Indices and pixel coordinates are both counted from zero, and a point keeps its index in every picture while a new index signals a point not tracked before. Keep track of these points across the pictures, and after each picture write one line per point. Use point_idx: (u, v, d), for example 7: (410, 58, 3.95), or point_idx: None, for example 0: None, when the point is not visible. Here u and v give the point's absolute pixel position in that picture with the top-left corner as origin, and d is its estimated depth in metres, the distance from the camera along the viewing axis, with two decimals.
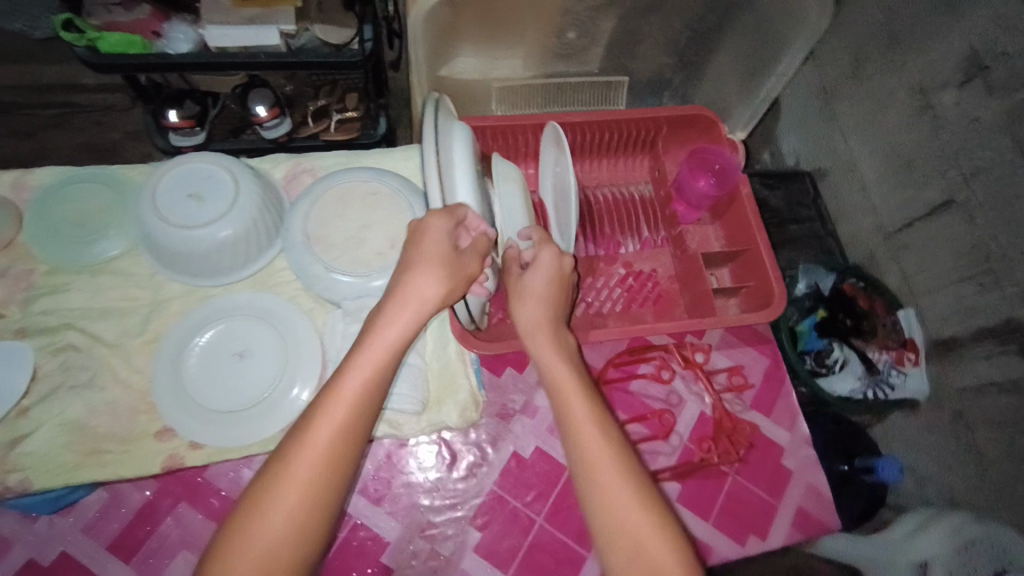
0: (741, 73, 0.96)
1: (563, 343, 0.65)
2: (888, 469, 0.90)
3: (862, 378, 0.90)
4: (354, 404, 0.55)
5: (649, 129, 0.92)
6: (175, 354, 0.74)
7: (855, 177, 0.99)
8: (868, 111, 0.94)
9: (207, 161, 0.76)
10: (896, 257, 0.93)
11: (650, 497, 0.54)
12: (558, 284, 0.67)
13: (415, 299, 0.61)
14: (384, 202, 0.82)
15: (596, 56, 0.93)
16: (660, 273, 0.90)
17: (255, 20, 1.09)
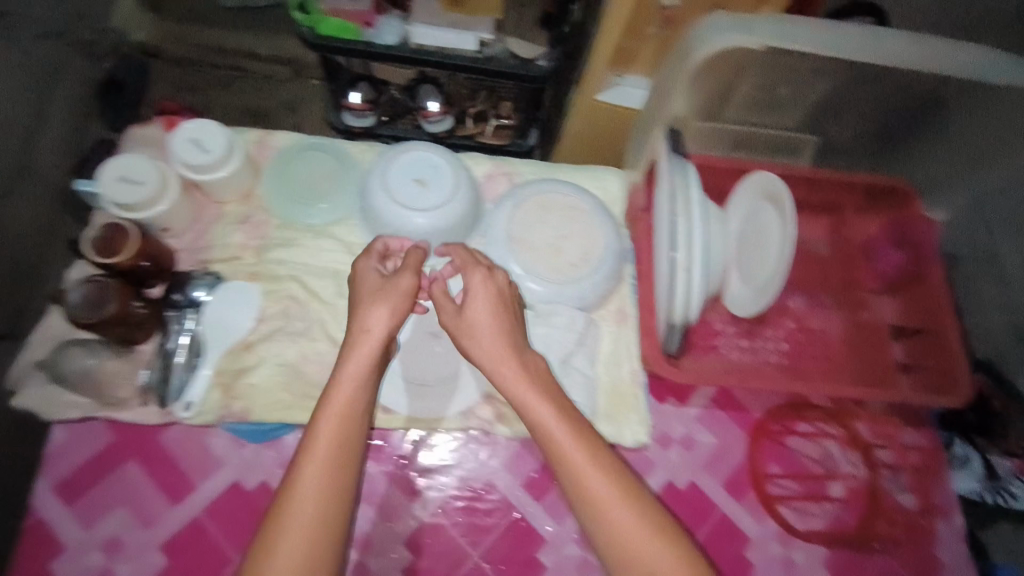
0: (949, 160, 0.93)
1: (531, 369, 0.66)
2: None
3: (982, 481, 0.83)
4: (346, 422, 0.59)
5: (842, 196, 0.93)
6: None
7: (994, 274, 0.90)
8: None
9: (434, 152, 0.81)
10: None
11: (658, 529, 0.57)
12: (502, 308, 0.69)
13: (361, 330, 0.63)
14: (582, 217, 0.85)
15: (798, 113, 0.92)
16: (831, 335, 0.89)
17: (458, 25, 1.14)
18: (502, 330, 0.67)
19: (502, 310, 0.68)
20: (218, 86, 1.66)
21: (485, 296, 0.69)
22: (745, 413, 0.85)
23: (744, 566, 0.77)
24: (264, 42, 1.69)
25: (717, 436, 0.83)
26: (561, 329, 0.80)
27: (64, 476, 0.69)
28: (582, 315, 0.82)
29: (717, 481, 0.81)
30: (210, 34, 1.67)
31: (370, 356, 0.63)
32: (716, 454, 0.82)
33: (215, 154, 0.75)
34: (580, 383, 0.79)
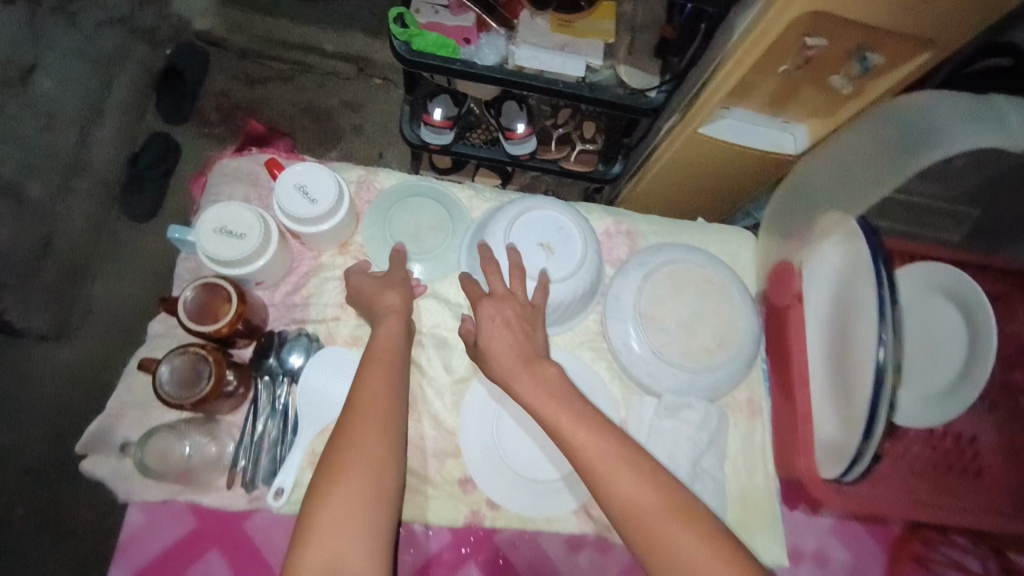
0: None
1: (545, 380, 0.60)
2: None
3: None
4: (370, 421, 0.57)
5: (1010, 284, 0.82)
6: (487, 405, 0.70)
7: None
8: None
9: (562, 212, 0.73)
10: None
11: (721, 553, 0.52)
12: (528, 325, 0.65)
13: (386, 313, 0.65)
14: (718, 293, 0.75)
15: (965, 184, 0.77)
16: (981, 441, 0.79)
17: (567, 47, 1.06)
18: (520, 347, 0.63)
19: (513, 337, 0.63)
20: (276, 79, 1.55)
21: (500, 313, 0.65)
22: (885, 527, 0.75)
23: None
24: (331, 37, 1.56)
25: (855, 553, 0.74)
26: (693, 427, 0.70)
27: (140, 565, 0.61)
28: (714, 409, 0.72)
29: None
30: (271, 26, 1.54)
31: (390, 348, 0.62)
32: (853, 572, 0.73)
33: (323, 204, 0.66)
34: (710, 488, 0.70)
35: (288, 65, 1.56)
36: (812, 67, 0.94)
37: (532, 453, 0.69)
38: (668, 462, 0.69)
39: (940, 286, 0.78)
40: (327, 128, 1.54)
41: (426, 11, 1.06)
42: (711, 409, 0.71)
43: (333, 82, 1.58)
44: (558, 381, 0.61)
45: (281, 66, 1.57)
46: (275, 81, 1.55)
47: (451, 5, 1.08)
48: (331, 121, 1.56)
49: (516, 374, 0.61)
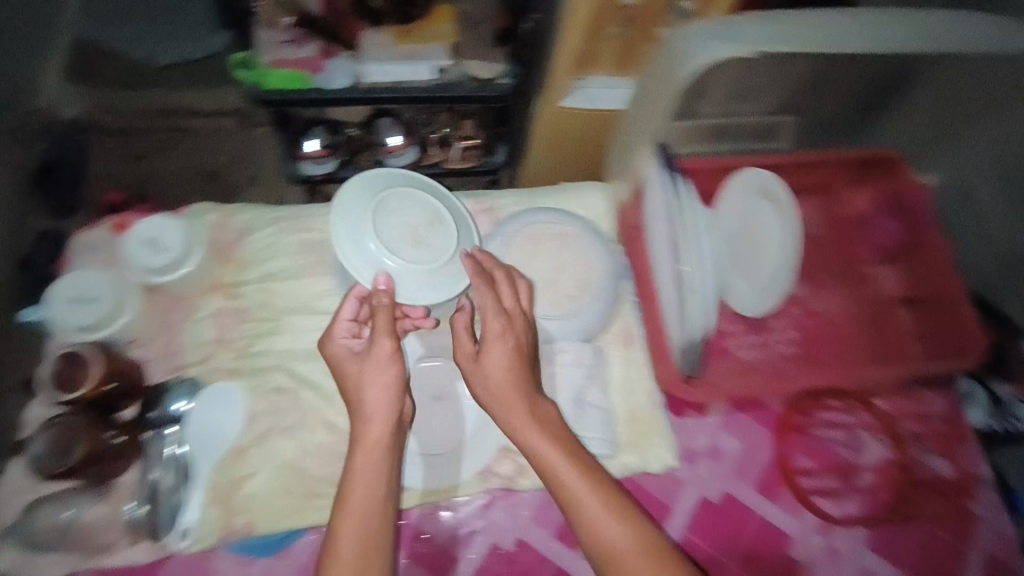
0: (933, 121, 0.91)
1: (544, 418, 0.67)
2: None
3: (991, 415, 0.85)
4: (363, 509, 0.60)
5: (830, 171, 0.91)
6: None
7: (973, 213, 0.93)
8: (998, 143, 0.88)
9: (412, 206, 0.79)
10: (1015, 291, 0.88)
11: (612, 503, 0.61)
12: (519, 357, 0.69)
13: (373, 409, 0.65)
14: (572, 243, 0.82)
15: (775, 97, 0.88)
16: (837, 314, 0.88)
17: (411, 55, 1.10)
18: (515, 379, 0.68)
19: (518, 362, 0.68)
20: (158, 150, 1.57)
21: (505, 347, 0.69)
22: (768, 410, 0.83)
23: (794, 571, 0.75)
24: (205, 97, 1.60)
25: (745, 440, 0.81)
26: (567, 366, 0.78)
27: None
28: (586, 347, 0.79)
29: (754, 488, 0.79)
30: (151, 99, 1.58)
31: (381, 443, 0.64)
32: (746, 458, 0.80)
33: (174, 251, 0.75)
34: (591, 417, 0.77)
35: (169, 132, 1.58)
36: (639, 24, 0.98)
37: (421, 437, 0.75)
38: (552, 403, 0.76)
39: (771, 188, 0.81)
40: (224, 183, 1.56)
41: (267, 49, 1.07)
42: (582, 348, 0.79)
43: (219, 139, 1.60)
44: (556, 417, 0.68)
45: (162, 135, 1.58)
46: (160, 152, 1.57)
47: (292, 37, 1.08)
48: (225, 176, 1.58)
49: (527, 421, 0.66)
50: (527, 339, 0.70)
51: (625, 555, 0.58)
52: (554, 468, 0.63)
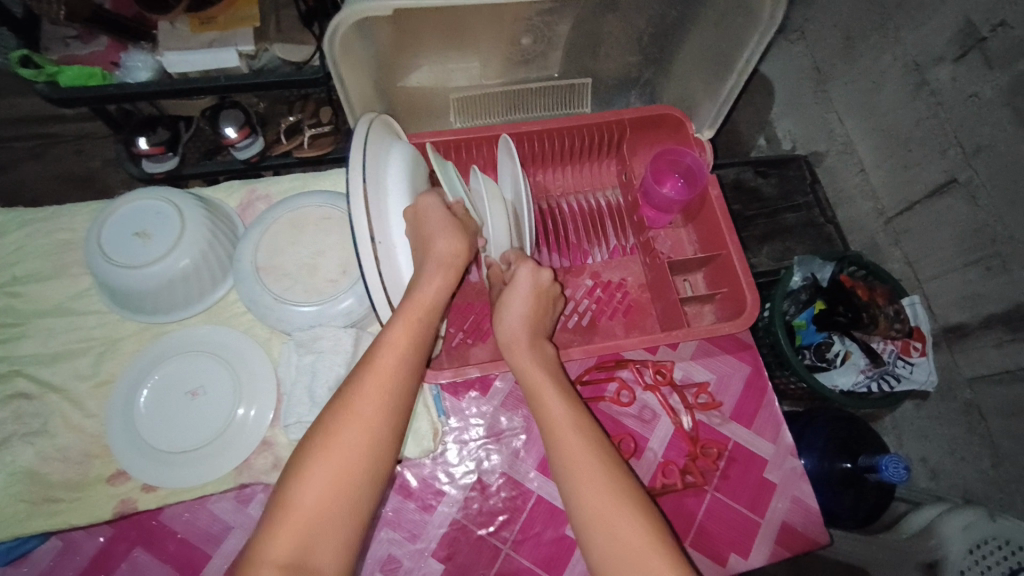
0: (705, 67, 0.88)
1: (543, 360, 0.66)
2: (892, 467, 0.89)
3: (867, 371, 0.97)
4: (383, 380, 0.57)
5: (612, 133, 0.87)
6: (126, 395, 0.73)
7: (854, 161, 1.07)
8: (861, 89, 1.02)
9: (154, 197, 0.76)
10: (896, 241, 1.03)
11: (638, 503, 0.54)
12: (542, 308, 0.70)
13: (440, 264, 0.61)
14: (338, 226, 0.81)
15: (558, 61, 0.88)
16: (629, 282, 0.86)
17: (214, 43, 1.07)
18: (531, 319, 0.68)
19: (540, 304, 0.70)
20: (29, 156, 1.49)
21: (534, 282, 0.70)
22: None
23: (569, 546, 0.73)
24: None
25: (526, 418, 0.79)
26: (327, 353, 0.75)
27: None
28: (348, 332, 0.76)
29: (531, 466, 0.77)
30: None
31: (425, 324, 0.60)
32: (528, 438, 0.78)
33: None
34: None
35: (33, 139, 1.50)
36: None
37: (170, 436, 0.72)
38: (307, 395, 0.73)
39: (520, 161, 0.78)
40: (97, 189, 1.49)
41: (55, 47, 1.07)
42: (343, 333, 0.76)
43: (90, 144, 1.52)
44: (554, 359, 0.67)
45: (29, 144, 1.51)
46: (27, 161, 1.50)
47: (80, 34, 1.09)
48: (100, 182, 1.51)
49: (520, 342, 0.66)
50: (553, 286, 0.71)
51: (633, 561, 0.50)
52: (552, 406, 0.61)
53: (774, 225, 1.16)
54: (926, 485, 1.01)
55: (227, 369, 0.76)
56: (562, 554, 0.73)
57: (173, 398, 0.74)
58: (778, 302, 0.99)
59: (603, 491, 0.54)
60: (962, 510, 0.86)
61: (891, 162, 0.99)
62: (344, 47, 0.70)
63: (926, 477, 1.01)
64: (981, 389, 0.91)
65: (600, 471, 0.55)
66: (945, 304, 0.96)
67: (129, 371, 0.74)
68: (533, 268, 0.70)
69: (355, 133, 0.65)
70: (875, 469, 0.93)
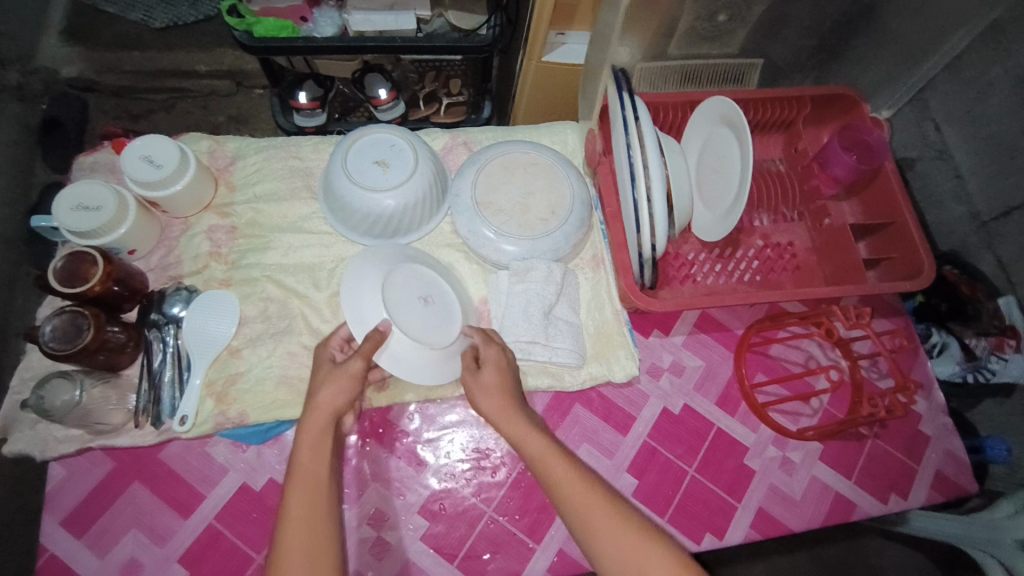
0: (894, 58, 1.01)
1: (516, 422, 0.65)
2: (997, 447, 0.96)
3: (961, 363, 0.98)
4: (313, 481, 0.57)
5: (790, 108, 0.95)
6: (361, 285, 0.75)
7: (949, 167, 1.02)
8: (966, 100, 0.97)
9: (390, 131, 0.84)
10: (988, 245, 0.98)
11: (632, 533, 0.55)
12: (504, 374, 0.70)
13: (317, 411, 0.61)
14: (544, 172, 0.88)
15: (739, 39, 0.95)
16: (796, 245, 0.93)
17: (395, 6, 1.17)
18: (500, 380, 0.68)
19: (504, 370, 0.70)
20: (160, 108, 1.41)
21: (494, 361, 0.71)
22: (729, 333, 0.89)
23: (747, 474, 0.81)
24: (202, 57, 1.43)
25: (705, 358, 0.87)
26: (540, 283, 0.82)
27: (68, 509, 0.70)
28: (557, 267, 0.84)
29: (710, 401, 0.85)
30: (149, 56, 1.41)
31: (321, 437, 0.60)
32: (707, 376, 0.86)
33: (167, 167, 0.77)
34: (563, 330, 0.83)
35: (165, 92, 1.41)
36: None
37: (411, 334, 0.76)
38: (523, 317, 0.81)
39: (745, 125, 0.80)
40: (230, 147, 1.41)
41: None
42: (554, 267, 0.84)
43: (216, 102, 1.43)
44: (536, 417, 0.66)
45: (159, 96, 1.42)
46: (157, 112, 1.40)
47: None
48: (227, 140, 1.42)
49: (503, 412, 0.66)
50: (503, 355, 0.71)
51: None
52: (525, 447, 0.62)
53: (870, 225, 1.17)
54: None
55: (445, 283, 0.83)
56: (743, 481, 0.81)
57: (403, 298, 0.77)
58: None
59: (603, 516, 0.57)
60: None
61: (992, 167, 0.95)
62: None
63: None
64: None
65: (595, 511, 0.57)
66: None
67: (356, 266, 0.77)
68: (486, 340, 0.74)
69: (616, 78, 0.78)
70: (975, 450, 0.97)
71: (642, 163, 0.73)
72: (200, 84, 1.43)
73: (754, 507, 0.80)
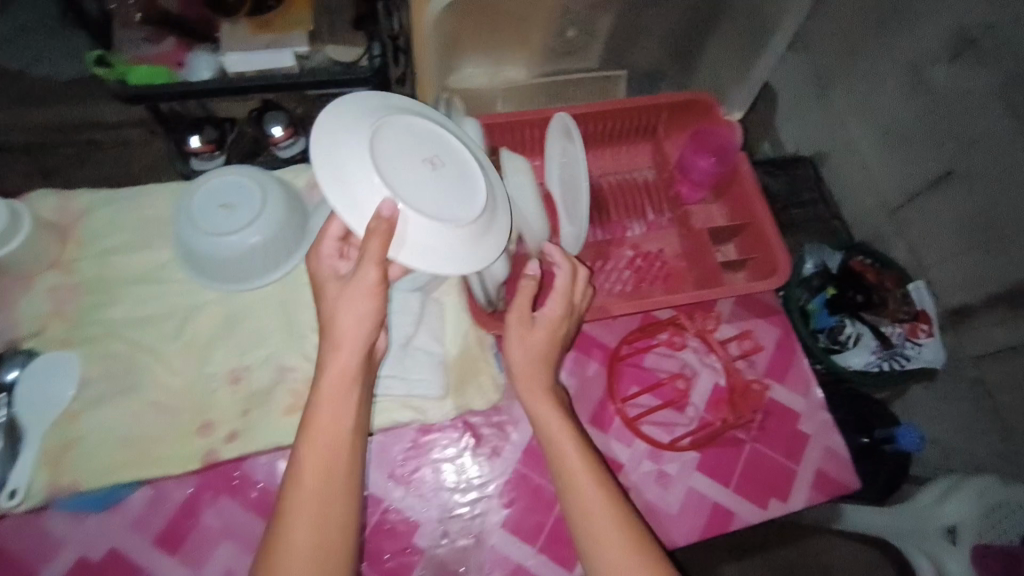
0: (733, 57, 1.00)
1: (552, 399, 0.69)
2: (910, 436, 1.03)
3: (877, 351, 1.03)
4: (335, 444, 0.60)
5: (649, 117, 0.95)
6: (359, 148, 0.63)
7: (857, 157, 1.17)
8: (862, 91, 1.12)
9: (235, 173, 0.83)
10: (900, 233, 1.10)
11: (625, 524, 0.61)
12: (546, 350, 0.71)
13: (339, 342, 0.62)
14: None
15: (596, 53, 0.95)
16: (667, 252, 0.93)
17: (271, 45, 1.14)
18: (545, 352, 0.70)
19: (546, 345, 0.70)
20: (71, 162, 1.39)
21: (547, 327, 0.70)
22: (603, 347, 0.87)
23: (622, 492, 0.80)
24: (110, 106, 1.42)
25: (578, 376, 0.85)
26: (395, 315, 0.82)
27: None
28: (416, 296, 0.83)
29: (584, 419, 0.83)
30: (55, 110, 1.40)
31: (338, 400, 0.61)
32: (579, 394, 0.85)
33: None
34: (423, 360, 0.81)
35: (78, 144, 1.39)
36: None
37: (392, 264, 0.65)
38: None
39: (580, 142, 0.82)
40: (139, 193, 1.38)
41: (127, 48, 1.14)
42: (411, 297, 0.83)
43: (130, 149, 1.41)
44: (565, 400, 0.72)
45: (71, 149, 1.40)
46: (71, 164, 1.39)
47: (149, 36, 1.15)
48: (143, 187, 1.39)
49: (532, 393, 0.69)
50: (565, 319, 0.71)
51: None
52: (543, 418, 0.68)
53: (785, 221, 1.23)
54: (938, 462, 1.10)
55: (454, 143, 0.71)
56: None
57: (406, 158, 0.65)
58: (793, 288, 1.09)
59: (602, 508, 0.62)
60: (974, 479, 0.99)
61: (893, 154, 1.08)
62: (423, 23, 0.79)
63: (939, 456, 1.10)
64: (987, 365, 0.98)
65: (591, 491, 0.63)
66: (947, 288, 1.04)
67: (351, 128, 0.64)
68: (570, 281, 0.71)
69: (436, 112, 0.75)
70: (890, 439, 1.06)
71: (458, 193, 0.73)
72: (109, 133, 1.40)
73: None
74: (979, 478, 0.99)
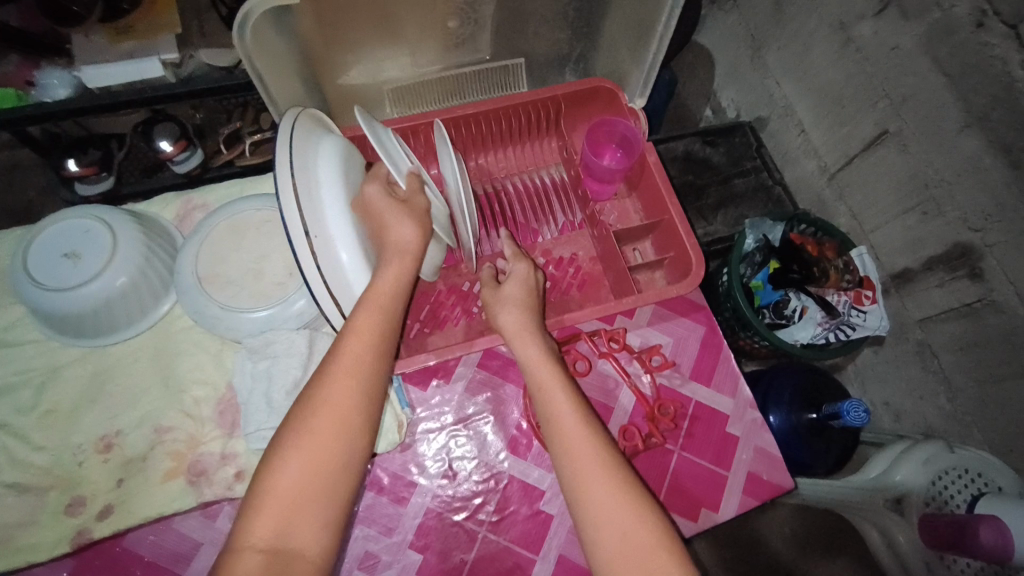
0: (629, 35, 0.87)
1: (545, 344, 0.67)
2: (854, 411, 0.89)
3: (823, 323, 0.98)
4: (355, 365, 0.55)
5: (547, 110, 0.87)
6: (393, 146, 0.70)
7: (793, 121, 1.10)
8: (793, 52, 1.06)
9: (79, 216, 0.74)
10: (840, 197, 1.05)
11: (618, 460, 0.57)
12: (529, 296, 0.72)
13: (398, 251, 0.62)
14: (280, 229, 0.79)
15: (486, 43, 0.87)
16: (580, 256, 0.87)
17: (135, 54, 1.03)
18: (524, 302, 0.71)
19: (531, 294, 0.72)
20: None
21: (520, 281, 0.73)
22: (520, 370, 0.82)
23: (545, 521, 0.75)
24: None
25: (489, 400, 0.80)
26: (282, 357, 0.73)
27: None
28: (302, 334, 0.75)
29: (501, 447, 0.78)
30: None
31: (384, 315, 0.59)
32: (495, 420, 0.80)
33: None
34: None
35: None
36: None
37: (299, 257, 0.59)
38: (264, 402, 0.72)
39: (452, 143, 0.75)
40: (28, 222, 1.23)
41: None
42: (296, 335, 0.75)
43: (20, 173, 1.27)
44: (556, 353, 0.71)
45: None
46: None
47: None
48: (37, 215, 1.25)
49: (517, 341, 0.67)
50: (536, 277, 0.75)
51: (618, 515, 0.53)
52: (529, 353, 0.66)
53: (725, 192, 1.12)
54: (890, 426, 1.06)
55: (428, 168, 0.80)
56: (540, 531, 0.75)
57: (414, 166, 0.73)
58: (734, 266, 1.01)
59: (586, 441, 0.57)
60: (922, 445, 0.93)
61: (828, 120, 1.02)
62: (258, 38, 0.66)
63: (890, 420, 1.06)
64: (931, 328, 0.94)
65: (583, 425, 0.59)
66: (888, 251, 0.98)
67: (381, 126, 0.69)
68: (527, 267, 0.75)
69: (280, 128, 0.64)
70: (839, 415, 0.94)
71: (305, 229, 0.59)
72: None
73: (555, 556, 0.73)
74: (928, 444, 0.92)
